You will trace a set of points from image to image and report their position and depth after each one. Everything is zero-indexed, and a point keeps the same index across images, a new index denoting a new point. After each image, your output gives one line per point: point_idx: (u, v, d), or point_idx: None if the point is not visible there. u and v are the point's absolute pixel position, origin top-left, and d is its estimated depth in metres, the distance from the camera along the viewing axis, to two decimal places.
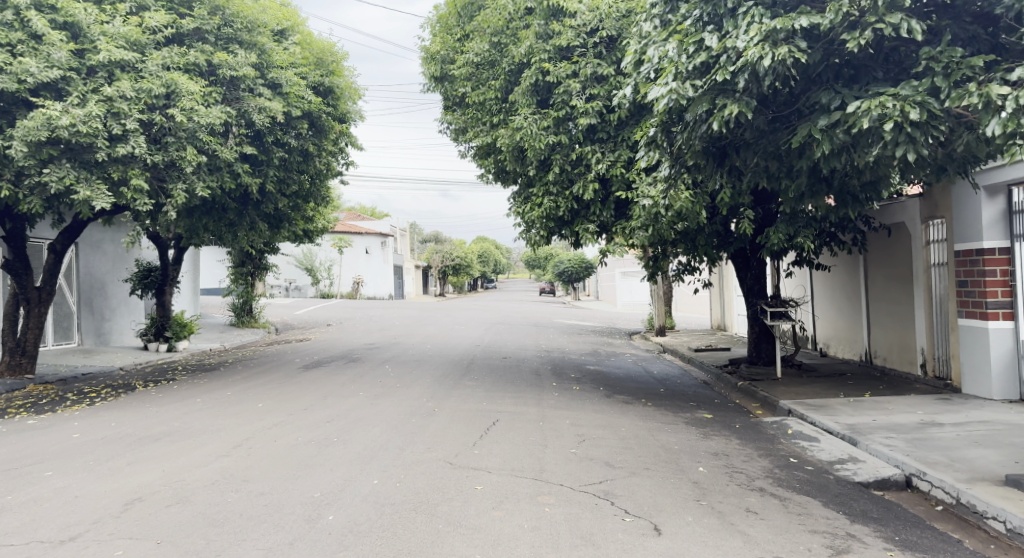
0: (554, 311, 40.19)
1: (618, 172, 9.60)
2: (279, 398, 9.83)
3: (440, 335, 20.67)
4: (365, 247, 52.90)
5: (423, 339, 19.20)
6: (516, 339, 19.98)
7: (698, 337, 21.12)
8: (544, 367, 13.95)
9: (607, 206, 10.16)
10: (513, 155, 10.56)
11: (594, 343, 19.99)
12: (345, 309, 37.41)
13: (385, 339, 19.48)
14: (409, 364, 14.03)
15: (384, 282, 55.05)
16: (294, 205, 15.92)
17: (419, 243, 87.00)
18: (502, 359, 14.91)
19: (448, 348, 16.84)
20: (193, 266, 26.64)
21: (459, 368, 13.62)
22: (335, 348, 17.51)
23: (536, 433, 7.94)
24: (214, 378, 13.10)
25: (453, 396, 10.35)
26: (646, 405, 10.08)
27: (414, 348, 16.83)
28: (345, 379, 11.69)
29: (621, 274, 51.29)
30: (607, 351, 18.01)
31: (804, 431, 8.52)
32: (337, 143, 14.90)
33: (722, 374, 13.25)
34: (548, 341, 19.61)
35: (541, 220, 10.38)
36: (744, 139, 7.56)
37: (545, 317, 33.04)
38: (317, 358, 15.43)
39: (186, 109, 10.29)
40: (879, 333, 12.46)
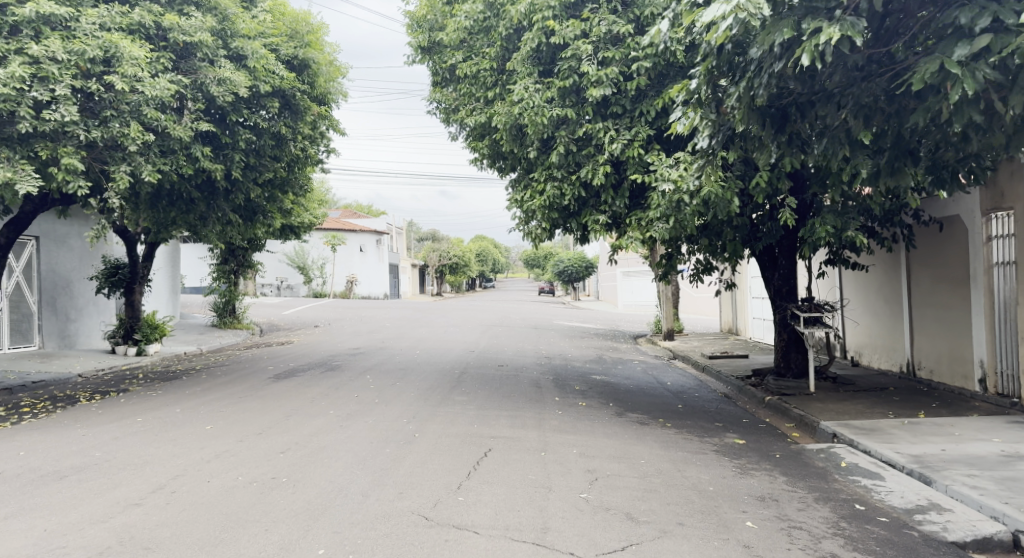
0: (554, 312, 38.77)
1: (635, 154, 8.07)
2: (233, 419, 8.33)
3: (432, 339, 19.18)
4: (359, 245, 51.45)
5: (413, 343, 17.70)
6: (515, 343, 18.48)
7: (710, 342, 19.64)
8: (544, 378, 12.47)
9: (621, 195, 8.67)
10: (510, 133, 9.07)
11: (598, 348, 18.51)
12: (336, 309, 35.91)
13: (372, 343, 17.99)
14: (394, 373, 12.55)
15: (379, 281, 53.51)
16: (267, 197, 14.42)
17: (416, 241, 85.58)
18: (498, 368, 13.43)
19: (440, 354, 15.34)
20: (172, 263, 25.11)
21: (449, 378, 12.13)
22: (317, 353, 16.01)
23: (537, 468, 6.45)
24: (173, 388, 11.59)
25: (439, 414, 8.86)
26: (665, 427, 8.61)
27: (402, 354, 15.33)
28: (318, 393, 10.21)
29: (623, 275, 49.98)
30: (612, 357, 16.53)
31: (861, 465, 7.04)
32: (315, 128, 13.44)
33: (744, 386, 11.80)
34: (548, 346, 18.13)
35: (543, 209, 8.88)
36: (824, 91, 6.05)
37: (544, 318, 31.62)
38: (293, 365, 13.94)
39: (129, 76, 8.84)
40: (923, 341, 11.01)
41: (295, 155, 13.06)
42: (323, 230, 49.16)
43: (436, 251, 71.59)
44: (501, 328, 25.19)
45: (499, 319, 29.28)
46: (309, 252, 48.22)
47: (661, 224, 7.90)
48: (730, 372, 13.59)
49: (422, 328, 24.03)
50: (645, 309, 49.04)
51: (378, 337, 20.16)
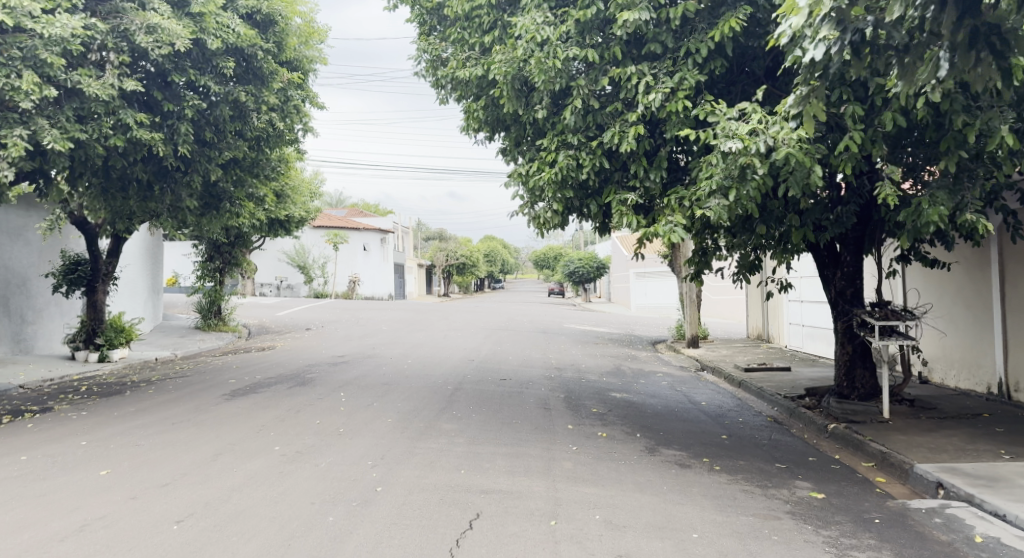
0: (566, 314, 36.73)
1: (680, 107, 6.06)
2: (144, 460, 6.32)
3: (429, 345, 17.15)
4: (362, 244, 49.54)
5: (407, 351, 15.68)
6: (522, 350, 16.42)
7: (740, 350, 17.51)
8: (555, 397, 10.40)
9: (657, 166, 6.67)
10: (513, 89, 7.10)
11: (615, 357, 16.43)
12: (333, 309, 33.95)
13: (360, 350, 15.97)
14: (375, 388, 10.54)
15: (382, 281, 51.58)
16: (232, 178, 12.46)
17: (423, 241, 83.67)
18: (500, 382, 11.38)
19: (434, 364, 13.31)
20: (152, 260, 23.20)
21: (440, 395, 10.10)
22: (295, 362, 14.01)
23: (544, 551, 4.41)
24: (107, 407, 9.59)
25: (418, 450, 6.82)
26: (714, 471, 6.54)
27: (391, 364, 13.29)
28: (272, 418, 8.21)
29: (636, 276, 48.09)
30: (632, 368, 14.44)
31: (1008, 543, 4.94)
32: (285, 96, 11.48)
33: (799, 410, 9.74)
34: (559, 354, 16.06)
35: (553, 185, 6.87)
36: None
37: (555, 321, 29.53)
38: (260, 376, 11.93)
39: (16, 10, 7.25)
40: (1021, 355, 8.89)
41: (262, 132, 11.12)
42: (324, 228, 47.25)
43: (444, 251, 69.64)
44: (508, 332, 23.12)
45: (506, 322, 27.19)
46: (310, 250, 46.31)
47: (719, 199, 5.80)
48: (774, 389, 11.49)
49: (421, 332, 22.03)
50: (660, 312, 46.97)
51: (370, 342, 18.16)
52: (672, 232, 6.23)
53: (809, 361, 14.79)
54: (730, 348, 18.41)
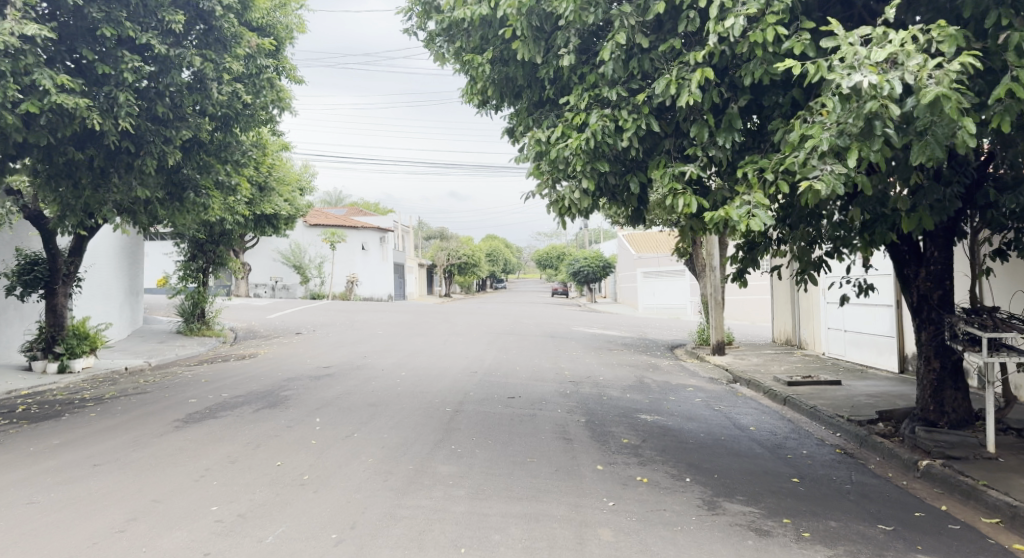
0: (574, 315, 35.07)
1: (765, 37, 4.49)
2: (24, 532, 4.61)
3: (428, 353, 15.44)
4: (361, 242, 47.89)
5: (403, 360, 13.94)
6: (531, 359, 14.68)
7: (774, 358, 15.79)
8: (575, 421, 8.69)
9: (728, 126, 4.96)
10: (531, 24, 5.67)
11: (635, 367, 14.68)
12: (328, 311, 32.21)
13: (350, 359, 14.23)
14: (361, 411, 8.84)
15: (382, 282, 49.88)
16: (196, 162, 10.84)
17: (424, 241, 82.00)
18: (509, 401, 9.66)
19: (432, 377, 11.59)
20: (129, 259, 21.51)
21: (438, 420, 8.38)
22: (274, 375, 12.28)
23: None
24: (31, 436, 7.88)
25: (405, 510, 5.10)
26: (805, 545, 4.81)
27: (383, 378, 11.55)
28: (223, 457, 6.51)
29: (645, 276, 46.68)
30: (656, 380, 12.71)
31: None
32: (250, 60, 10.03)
33: (877, 441, 7.98)
34: (573, 364, 14.30)
35: (584, 155, 5.23)
36: None
37: (562, 324, 27.76)
38: (228, 394, 10.21)
39: None
40: None
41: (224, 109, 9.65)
42: (321, 227, 45.53)
43: (445, 250, 68.04)
44: (515, 336, 21.39)
45: (511, 325, 25.49)
46: (306, 250, 44.58)
47: (830, 164, 4.32)
48: (833, 411, 9.73)
49: (420, 336, 20.33)
50: (670, 312, 45.27)
51: (363, 349, 16.45)
52: (752, 217, 4.57)
53: (859, 372, 13.02)
54: (762, 356, 16.64)
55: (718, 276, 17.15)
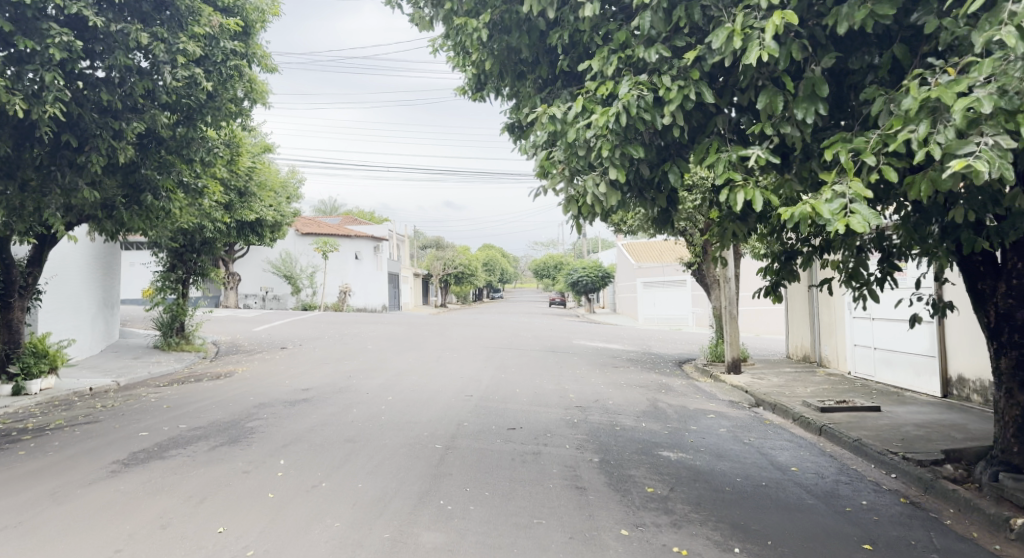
0: (573, 327, 33.77)
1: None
2: None
3: (420, 372, 14.16)
4: (354, 251, 46.59)
5: (391, 382, 12.64)
6: (532, 380, 13.37)
7: (796, 378, 14.55)
8: (587, 461, 7.41)
9: (809, 96, 4.33)
10: None
11: (646, 389, 13.38)
12: (318, 323, 30.87)
13: (333, 380, 12.93)
14: (336, 448, 7.54)
15: (376, 292, 48.56)
16: (155, 159, 9.51)
17: (419, 250, 80.70)
18: (509, 434, 8.38)
19: (422, 403, 10.29)
20: (103, 268, 20.20)
21: (426, 460, 7.10)
22: (245, 399, 10.97)
23: None
24: None
25: None
26: None
27: (367, 404, 10.26)
28: (154, 519, 5.22)
29: (645, 286, 45.61)
30: (671, 404, 11.44)
31: None
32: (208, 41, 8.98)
33: (949, 489, 6.70)
34: (578, 386, 13.01)
35: (611, 137, 4.49)
36: None
37: (562, 337, 26.47)
38: (188, 424, 8.91)
39: None
40: None
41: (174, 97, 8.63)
42: (313, 235, 44.19)
43: (441, 259, 66.78)
44: (513, 351, 20.09)
45: (509, 339, 24.20)
46: (297, 259, 43.18)
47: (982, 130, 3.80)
48: (882, 446, 8.47)
49: (412, 352, 19.03)
50: (671, 323, 44.09)
51: (350, 368, 15.15)
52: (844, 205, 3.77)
53: (896, 396, 11.77)
54: (781, 375, 15.37)
55: (733, 289, 15.92)
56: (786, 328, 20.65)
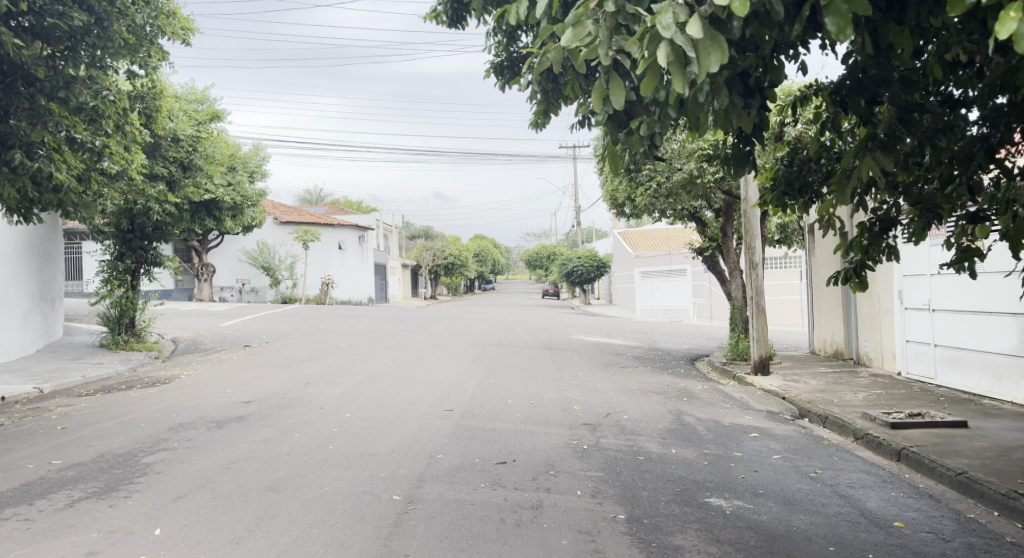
0: (569, 320, 31.57)
1: None
2: None
3: (395, 378, 11.91)
4: (338, 241, 44.25)
5: (357, 392, 10.39)
6: (527, 387, 11.16)
7: (838, 382, 12.38)
8: (609, 519, 5.14)
9: None
10: None
11: (664, 396, 11.19)
12: (295, 317, 28.56)
13: (288, 389, 10.67)
14: (249, 504, 5.26)
15: (362, 283, 46.20)
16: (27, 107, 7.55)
17: (408, 241, 78.40)
18: (497, 474, 6.12)
19: (387, 423, 8.04)
20: (40, 255, 17.92)
21: (374, 525, 4.83)
22: (167, 417, 8.70)
23: None
24: None
25: None
26: None
27: (316, 425, 7.99)
28: None
29: (642, 275, 43.56)
30: (700, 420, 9.24)
31: None
32: None
33: None
34: (583, 394, 10.78)
35: None
36: None
37: (558, 331, 24.28)
38: (67, 458, 6.64)
39: None
40: None
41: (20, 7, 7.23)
42: (293, 224, 41.79)
43: (430, 250, 64.57)
44: (504, 349, 17.84)
45: (501, 334, 22.00)
46: (276, 249, 40.77)
47: None
48: (1004, 484, 6.25)
49: (391, 351, 16.77)
50: (669, 315, 42.07)
51: (314, 372, 12.88)
52: None
53: (975, 406, 9.59)
54: (818, 377, 13.19)
55: (760, 277, 13.82)
56: (809, 321, 18.58)
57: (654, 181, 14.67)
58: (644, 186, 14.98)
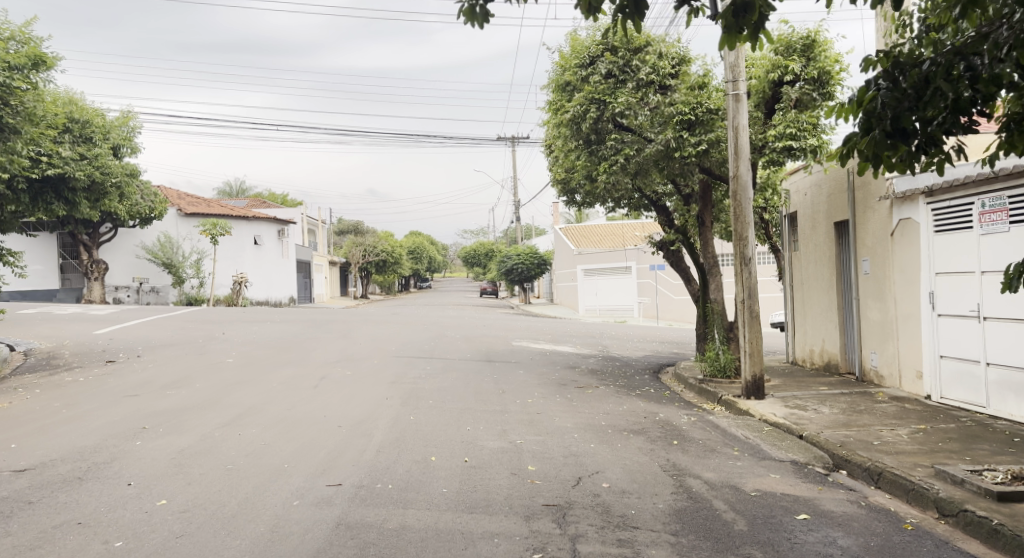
0: (507, 322, 28.57)
1: None
2: None
3: (276, 417, 8.61)
4: (253, 235, 40.12)
5: (207, 449, 7.06)
6: (458, 431, 8.07)
7: (859, 412, 9.69)
8: None
9: None
10: None
11: (646, 440, 8.24)
12: (190, 320, 24.66)
13: (108, 441, 7.27)
14: None
15: (281, 281, 42.14)
16: None
17: (336, 236, 74.14)
18: None
19: (221, 526, 4.79)
20: None
21: None
22: None
23: None
24: None
25: None
26: None
27: (97, 531, 4.68)
28: None
29: (585, 273, 41.02)
30: (711, 489, 6.30)
31: None
32: None
33: None
34: (537, 443, 7.71)
35: None
36: None
37: (497, 337, 21.24)
38: None
39: None
40: None
41: None
42: (198, 216, 37.54)
43: (358, 246, 60.72)
44: (431, 364, 14.62)
45: (430, 342, 18.84)
46: (179, 243, 36.53)
47: None
48: None
49: (289, 368, 13.37)
50: (613, 315, 39.57)
51: (169, 406, 9.46)
52: None
53: None
54: (827, 402, 10.47)
55: (753, 275, 10.95)
56: (787, 322, 16.07)
57: (621, 155, 11.64)
58: (608, 161, 11.89)
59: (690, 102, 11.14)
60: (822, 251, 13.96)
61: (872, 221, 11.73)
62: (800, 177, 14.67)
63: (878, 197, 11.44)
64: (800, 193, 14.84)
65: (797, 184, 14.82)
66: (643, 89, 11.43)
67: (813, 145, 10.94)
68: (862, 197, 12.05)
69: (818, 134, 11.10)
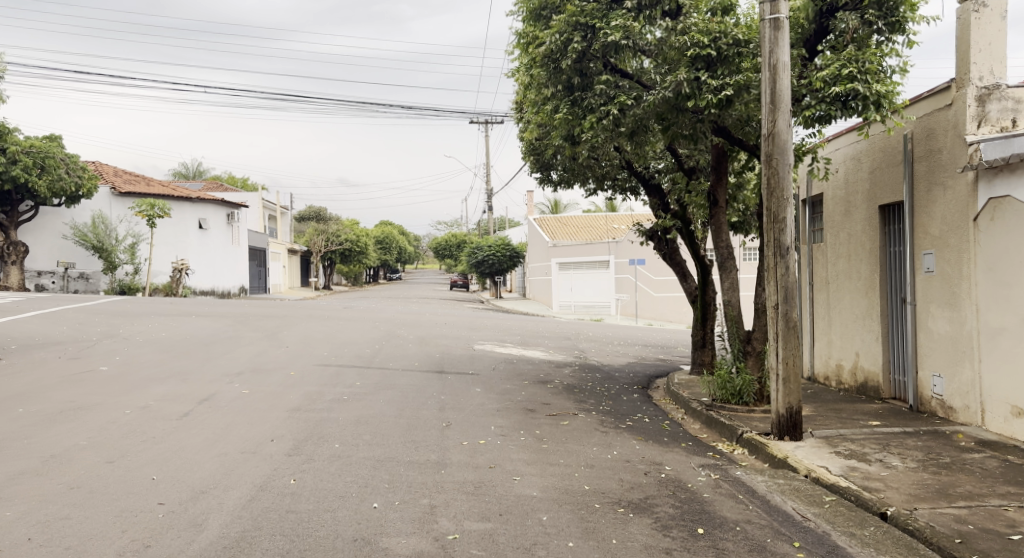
0: (475, 320, 25.49)
1: None
2: None
3: (71, 480, 5.45)
4: (199, 218, 36.52)
5: None
6: (353, 514, 4.97)
7: (950, 469, 6.77)
8: None
9: None
10: None
11: (652, 526, 5.22)
12: (102, 313, 21.24)
13: None
14: None
15: (229, 270, 38.61)
16: None
17: (301, 223, 70.46)
18: None
19: None
20: None
21: None
22: None
23: None
24: None
25: None
26: None
27: None
28: None
29: (561, 267, 38.09)
30: None
31: None
32: None
33: None
34: (478, 542, 4.66)
35: None
36: None
37: (458, 338, 18.18)
38: None
39: None
40: None
41: None
42: (135, 196, 33.92)
43: (321, 233, 57.18)
44: (364, 377, 11.48)
45: (374, 346, 15.70)
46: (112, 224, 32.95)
47: None
48: None
49: (171, 383, 10.17)
50: (590, 312, 36.73)
51: None
52: None
53: None
54: (893, 448, 7.55)
55: (790, 271, 7.96)
56: (804, 329, 13.20)
57: (613, 106, 8.61)
58: (594, 115, 8.83)
59: (710, 30, 8.20)
60: (859, 241, 11.06)
61: (942, 201, 8.83)
62: (836, 146, 11.74)
63: (957, 168, 8.51)
64: (830, 168, 11.98)
65: (831, 154, 11.98)
66: (647, 12, 8.51)
67: (879, 92, 7.90)
68: (928, 170, 9.11)
69: (884, 80, 8.07)
